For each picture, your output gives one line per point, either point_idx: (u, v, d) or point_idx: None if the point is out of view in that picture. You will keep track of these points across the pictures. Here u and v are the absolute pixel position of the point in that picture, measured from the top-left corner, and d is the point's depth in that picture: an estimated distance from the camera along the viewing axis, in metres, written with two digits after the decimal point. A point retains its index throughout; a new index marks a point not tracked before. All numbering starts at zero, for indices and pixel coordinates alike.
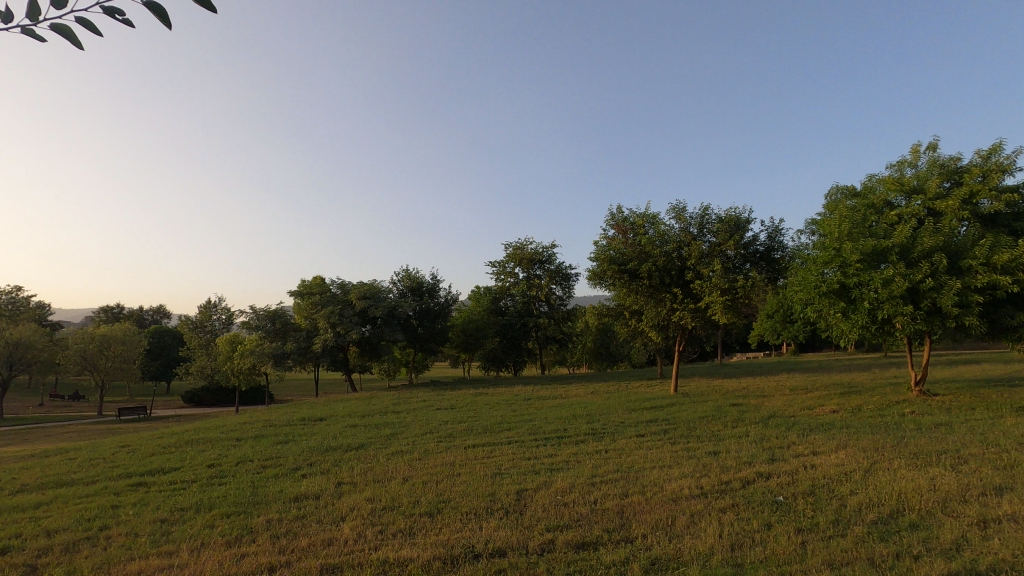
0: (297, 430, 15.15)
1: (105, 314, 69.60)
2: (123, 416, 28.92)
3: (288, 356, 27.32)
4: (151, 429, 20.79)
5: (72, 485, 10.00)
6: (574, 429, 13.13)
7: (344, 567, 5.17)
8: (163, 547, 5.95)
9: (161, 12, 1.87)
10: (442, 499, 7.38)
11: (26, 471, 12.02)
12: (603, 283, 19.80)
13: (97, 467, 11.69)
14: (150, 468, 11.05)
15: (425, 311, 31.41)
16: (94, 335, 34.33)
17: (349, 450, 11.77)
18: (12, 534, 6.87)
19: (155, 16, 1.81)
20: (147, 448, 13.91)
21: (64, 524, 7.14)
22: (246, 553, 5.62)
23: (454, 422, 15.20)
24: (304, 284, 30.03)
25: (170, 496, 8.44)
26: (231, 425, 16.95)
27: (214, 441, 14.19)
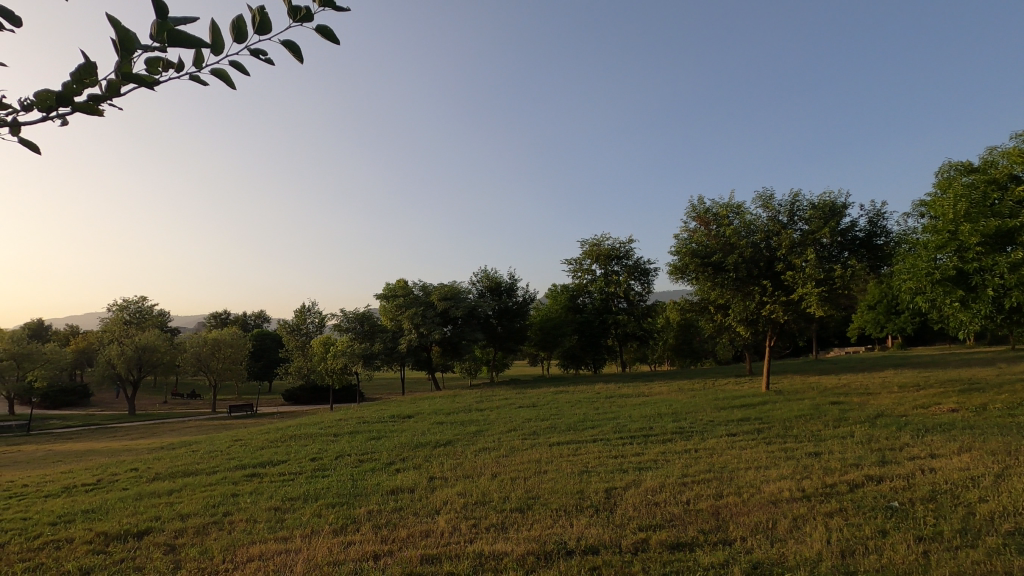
0: (389, 427, 15.91)
1: (215, 319, 76.40)
2: (234, 412, 31.61)
3: (376, 356, 28.72)
4: (258, 425, 22.59)
5: (197, 475, 11.12)
6: (660, 427, 12.82)
7: (443, 558, 5.39)
8: (279, 532, 6.48)
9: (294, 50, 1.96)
10: (532, 495, 7.49)
11: (159, 461, 13.51)
12: (685, 277, 19.20)
13: (216, 459, 12.92)
14: (262, 461, 12.04)
15: (504, 310, 31.99)
16: (207, 339, 37.77)
17: (438, 446, 12.20)
18: (153, 516, 7.75)
19: (288, 53, 1.91)
20: (257, 442, 15.17)
21: (194, 509, 7.96)
22: (353, 541, 6.00)
23: (536, 420, 15.35)
24: (389, 287, 31.35)
25: (281, 487, 9.16)
26: (328, 422, 18.08)
27: (314, 436, 15.19)
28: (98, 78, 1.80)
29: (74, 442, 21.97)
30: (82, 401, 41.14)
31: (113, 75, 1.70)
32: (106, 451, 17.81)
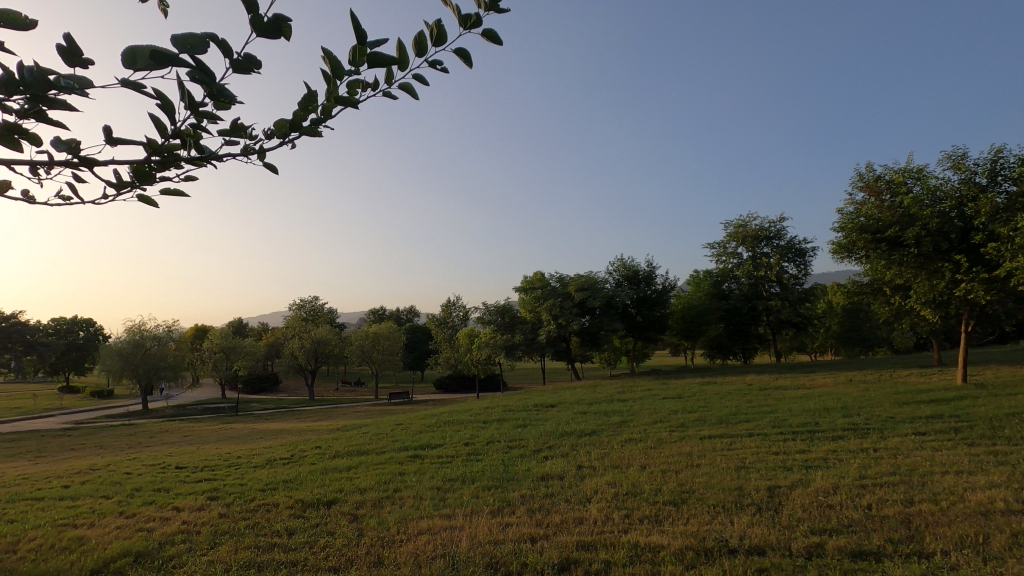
0: (534, 416, 16.37)
1: (374, 315, 84.61)
2: (394, 399, 34.84)
3: (517, 347, 29.72)
4: (414, 411, 24.59)
5: (369, 454, 12.45)
6: (828, 423, 11.58)
7: (598, 546, 5.44)
8: (443, 510, 7.02)
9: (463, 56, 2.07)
10: (685, 489, 7.22)
11: (337, 440, 15.36)
12: (853, 256, 17.15)
13: (383, 440, 14.35)
14: (422, 444, 13.12)
15: (643, 299, 31.12)
16: (368, 333, 41.85)
17: (583, 435, 12.30)
18: (338, 488, 8.85)
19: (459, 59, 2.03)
20: (416, 426, 16.53)
21: (369, 484, 8.95)
22: (509, 523, 6.29)
23: (684, 412, 14.76)
24: (526, 280, 32.04)
25: (441, 468, 9.94)
26: (477, 410, 19.10)
27: (465, 423, 16.17)
28: (316, 105, 2.06)
29: (271, 422, 25.84)
30: (273, 387, 48.07)
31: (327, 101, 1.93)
32: (295, 430, 20.67)
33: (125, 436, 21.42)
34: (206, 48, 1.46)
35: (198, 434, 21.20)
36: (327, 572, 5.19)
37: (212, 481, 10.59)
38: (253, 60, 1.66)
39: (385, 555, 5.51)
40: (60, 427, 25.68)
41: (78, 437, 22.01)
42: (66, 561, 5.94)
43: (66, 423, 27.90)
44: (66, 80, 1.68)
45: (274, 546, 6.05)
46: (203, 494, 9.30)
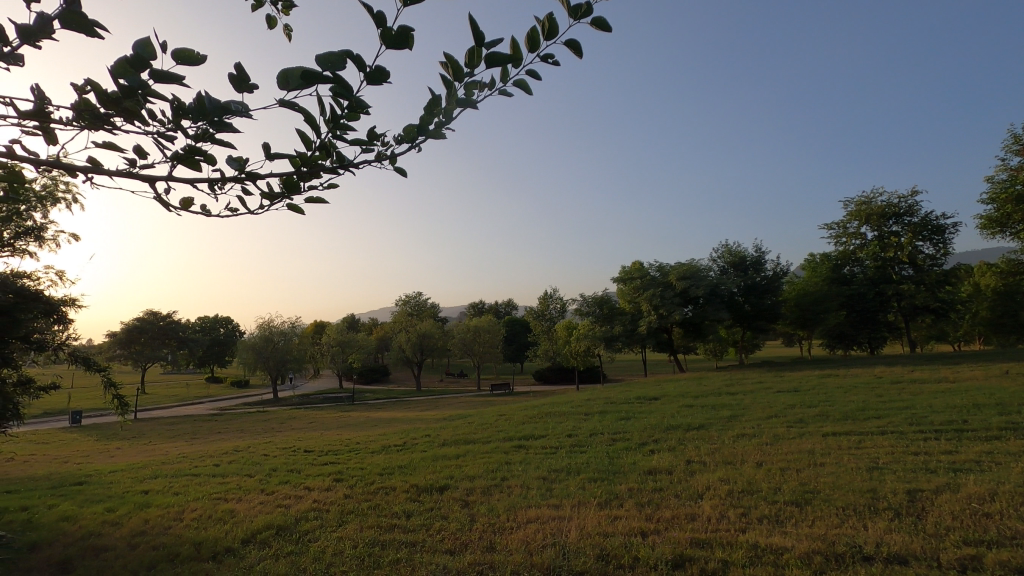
0: (637, 408, 16.04)
1: (474, 309, 87.15)
2: (495, 390, 35.75)
3: (616, 338, 29.32)
4: (516, 402, 25.05)
5: (475, 443, 12.88)
6: (978, 421, 10.23)
7: (714, 544, 5.24)
8: (550, 500, 7.11)
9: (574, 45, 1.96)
10: (809, 488, 6.73)
11: (445, 429, 16.06)
12: (1007, 231, 14.97)
13: (488, 430, 14.77)
14: (525, 434, 13.33)
15: (752, 287, 29.32)
16: (469, 326, 43.13)
17: (690, 429, 11.86)
18: (449, 475, 9.25)
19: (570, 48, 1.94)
20: (518, 417, 16.82)
21: (477, 472, 9.27)
22: (618, 515, 6.23)
23: (802, 406, 13.74)
24: (624, 270, 31.42)
25: (545, 458, 10.05)
26: (578, 401, 19.06)
27: (566, 414, 16.21)
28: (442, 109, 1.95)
29: (384, 411, 27.55)
30: (384, 378, 51.22)
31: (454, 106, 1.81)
32: (406, 418, 21.86)
33: (260, 421, 23.91)
34: (346, 63, 1.40)
35: (321, 421, 23.17)
36: (443, 554, 5.45)
37: (336, 464, 11.52)
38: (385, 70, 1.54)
39: (497, 542, 5.67)
40: (209, 413, 29.17)
41: (223, 421, 24.90)
42: (223, 530, 6.76)
43: (212, 409, 31.64)
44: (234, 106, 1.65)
45: (394, 526, 6.48)
46: (329, 476, 10.15)
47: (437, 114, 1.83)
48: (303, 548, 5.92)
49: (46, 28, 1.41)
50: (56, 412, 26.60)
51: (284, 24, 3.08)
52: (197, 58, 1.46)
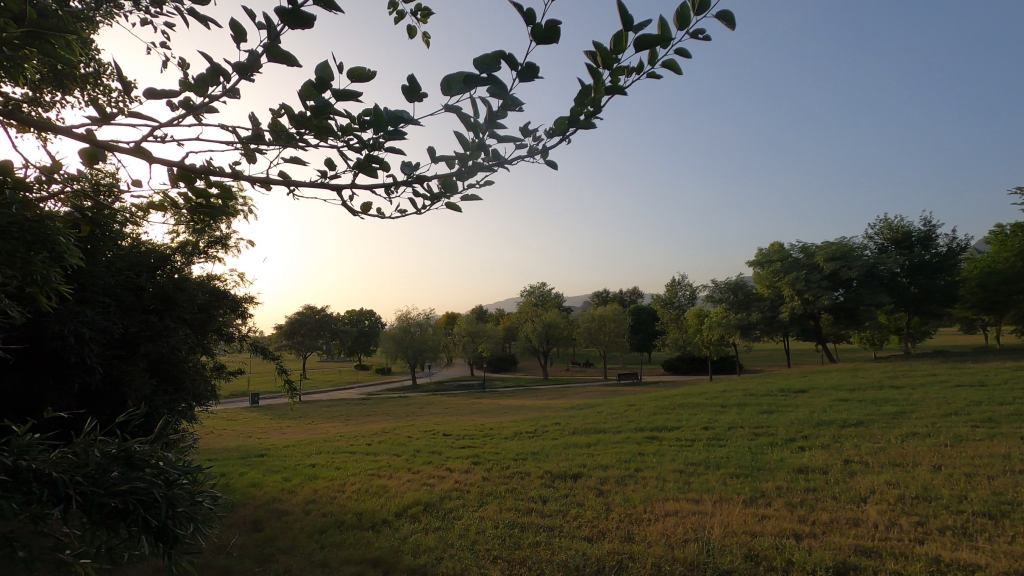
0: (782, 401, 14.86)
1: (599, 298, 86.35)
2: (623, 380, 35.22)
3: (754, 326, 27.38)
4: (645, 393, 24.45)
5: (606, 432, 12.81)
6: None
7: (883, 554, 4.71)
8: (689, 494, 6.86)
9: (726, 18, 1.77)
10: (1006, 500, 5.75)
11: (575, 418, 16.15)
12: None
13: (618, 420, 14.60)
14: (657, 425, 12.96)
15: (920, 266, 25.65)
16: (595, 315, 42.82)
17: (847, 426, 10.71)
18: (581, 463, 9.30)
19: (721, 22, 1.76)
20: (649, 408, 16.41)
21: (610, 461, 9.21)
22: (767, 515, 5.84)
23: (991, 404, 11.74)
24: (762, 253, 29.17)
25: (681, 451, 9.70)
26: (713, 392, 18.09)
27: (701, 406, 15.48)
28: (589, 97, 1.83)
29: (513, 398, 28.42)
30: (512, 366, 52.82)
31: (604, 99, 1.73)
32: (535, 407, 22.35)
33: (403, 406, 25.89)
34: (498, 64, 1.42)
35: (456, 407, 24.54)
36: (582, 541, 5.51)
37: (472, 448, 12.12)
38: (534, 68, 1.52)
39: (635, 532, 5.61)
40: (359, 398, 32.24)
41: (372, 405, 27.38)
42: (378, 504, 7.45)
43: (362, 393, 34.90)
44: (398, 119, 1.71)
45: (532, 510, 6.67)
46: (467, 459, 10.72)
47: (586, 108, 1.72)
48: (449, 525, 6.33)
49: (256, 65, 1.60)
50: (240, 394, 31.06)
51: (426, 33, 3.26)
52: (370, 74, 1.57)
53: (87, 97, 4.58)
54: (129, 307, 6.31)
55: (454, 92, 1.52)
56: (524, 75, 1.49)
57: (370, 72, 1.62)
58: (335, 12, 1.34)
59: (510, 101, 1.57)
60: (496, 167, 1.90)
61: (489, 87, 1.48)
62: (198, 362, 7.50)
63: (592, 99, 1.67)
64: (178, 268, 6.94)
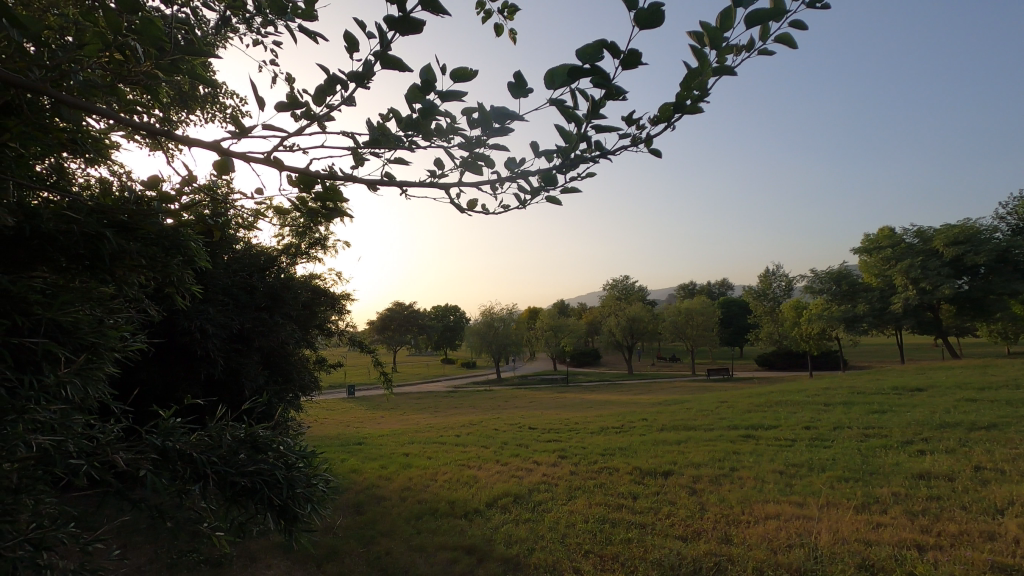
0: (896, 400, 13.58)
1: (685, 291, 83.43)
2: (712, 375, 33.81)
3: (861, 319, 25.26)
4: (737, 389, 23.33)
5: (696, 429, 12.37)
6: None
7: None
8: (792, 496, 6.46)
9: None
10: None
11: (662, 414, 15.72)
12: None
13: (710, 417, 14.04)
14: (753, 423, 12.33)
15: None
16: (681, 309, 41.35)
17: (977, 429, 9.61)
18: (671, 460, 9.05)
19: None
20: (744, 405, 15.62)
21: (703, 460, 8.88)
22: (882, 523, 5.39)
23: None
24: (869, 239, 26.71)
25: (780, 451, 9.17)
26: (815, 390, 16.91)
27: (802, 404, 14.52)
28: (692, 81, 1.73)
29: (598, 393, 28.11)
30: (596, 361, 52.31)
31: (709, 82, 1.63)
32: (621, 402, 21.97)
33: (488, 399, 26.43)
34: (602, 53, 1.40)
35: (541, 400, 24.68)
36: (676, 540, 5.37)
37: (558, 442, 12.15)
38: (636, 51, 1.47)
39: (733, 534, 5.38)
40: (446, 390, 33.31)
41: (459, 398, 28.26)
42: (470, 493, 7.66)
43: (449, 386, 36.05)
44: (500, 117, 1.71)
45: (622, 506, 6.60)
46: (554, 453, 10.76)
47: (691, 91, 1.65)
48: (539, 517, 6.40)
49: (366, 74, 1.67)
50: (338, 386, 33.09)
51: (513, 30, 3.28)
52: (472, 74, 1.61)
53: (207, 115, 5.05)
54: (244, 304, 6.90)
55: (556, 85, 1.52)
56: (627, 62, 1.45)
57: (473, 73, 1.65)
58: (444, 16, 1.39)
59: (611, 90, 1.54)
60: (599, 158, 1.86)
61: (593, 77, 1.47)
62: (303, 355, 8.08)
63: (699, 81, 1.60)
64: (284, 269, 7.48)
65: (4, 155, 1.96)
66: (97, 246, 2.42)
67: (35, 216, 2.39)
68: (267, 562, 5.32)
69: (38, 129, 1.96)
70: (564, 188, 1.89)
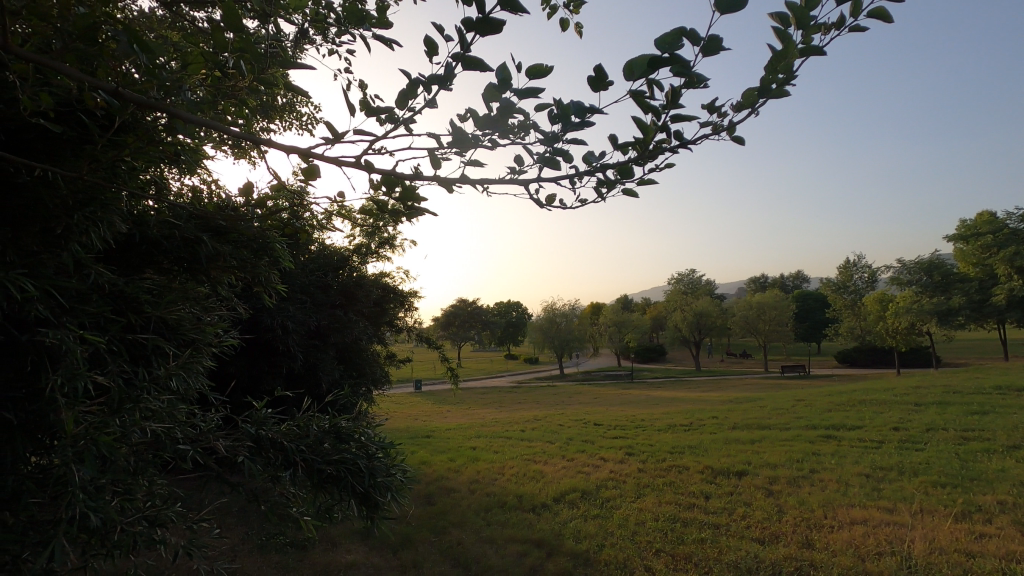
0: (1000, 401, 12.39)
1: (756, 284, 79.83)
2: (787, 372, 32.16)
3: (957, 312, 23.19)
4: (814, 386, 22.08)
5: (771, 428, 11.82)
6: None
7: None
8: (881, 502, 6.05)
9: None
10: None
11: (733, 412, 15.13)
12: None
13: (785, 415, 13.38)
14: (833, 423, 11.65)
15: None
16: (752, 303, 39.58)
17: None
18: (745, 460, 8.71)
19: None
20: (822, 404, 14.77)
21: (779, 460, 8.49)
22: (986, 533, 4.96)
23: None
24: (965, 224, 24.40)
25: (865, 453, 8.62)
26: (903, 389, 15.71)
27: (888, 403, 13.59)
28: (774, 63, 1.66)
29: (663, 390, 27.44)
30: (661, 357, 51.10)
31: (794, 64, 1.56)
32: (688, 399, 21.34)
33: (552, 395, 26.41)
34: (681, 41, 1.38)
35: (605, 397, 24.39)
36: (753, 542, 5.19)
37: (624, 439, 11.98)
38: (716, 37, 1.44)
39: (816, 539, 5.12)
40: (510, 386, 33.56)
41: (523, 393, 28.45)
42: (537, 488, 7.71)
43: (512, 382, 36.28)
44: (577, 111, 1.71)
45: (694, 506, 6.43)
46: (620, 450, 10.63)
47: (775, 75, 1.59)
48: (608, 514, 6.35)
49: (447, 77, 1.72)
50: (405, 380, 34.17)
51: (578, 23, 3.26)
52: (548, 70, 1.62)
53: (284, 123, 5.33)
54: (320, 302, 7.26)
55: (635, 77, 1.51)
56: (707, 49, 1.42)
57: (548, 69, 1.65)
58: (523, 15, 1.41)
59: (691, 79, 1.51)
60: (678, 149, 1.82)
61: (672, 67, 1.45)
62: (374, 351, 8.40)
63: (784, 64, 1.54)
64: (356, 268, 7.79)
65: (120, 169, 2.15)
66: (195, 250, 2.64)
67: (143, 224, 2.63)
68: (347, 547, 5.59)
69: (152, 142, 2.16)
70: (640, 180, 1.87)
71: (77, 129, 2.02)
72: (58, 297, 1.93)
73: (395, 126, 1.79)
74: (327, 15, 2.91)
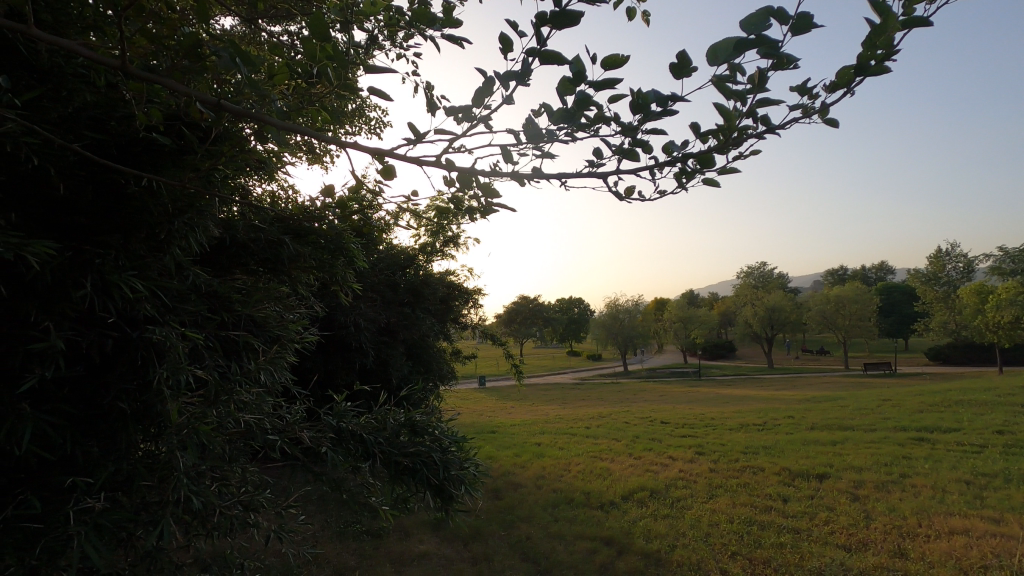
0: None
1: (833, 277, 75.14)
2: (870, 370, 30.07)
3: None
4: (903, 386, 20.50)
5: (855, 430, 11.11)
6: None
7: None
8: (984, 511, 5.56)
9: None
10: None
11: (812, 412, 14.33)
12: None
13: (870, 416, 12.53)
14: (926, 425, 10.78)
15: None
16: (830, 296, 37.31)
17: None
18: (826, 462, 8.23)
19: None
20: (913, 404, 13.72)
21: (864, 464, 7.96)
22: None
23: None
24: None
25: (964, 458, 7.93)
26: (1009, 389, 14.29)
27: (991, 405, 12.39)
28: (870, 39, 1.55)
29: (733, 389, 26.38)
30: (730, 354, 49.18)
31: (892, 37, 1.45)
32: (761, 398, 20.40)
33: (616, 392, 26.03)
34: (768, 22, 1.32)
35: (671, 394, 23.75)
36: (837, 548, 4.91)
37: (694, 438, 11.64)
38: (805, 16, 1.36)
39: (909, 548, 4.77)
40: (573, 383, 33.28)
41: (586, 390, 28.20)
42: (604, 485, 7.64)
43: (575, 379, 36.01)
44: (654, 99, 1.67)
45: (771, 508, 6.15)
46: (690, 449, 10.33)
47: (871, 50, 1.48)
48: (678, 514, 6.20)
49: (522, 73, 1.72)
50: (469, 377, 34.74)
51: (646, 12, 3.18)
52: (625, 60, 1.59)
53: (355, 127, 5.54)
54: (390, 300, 7.51)
55: (718, 62, 1.45)
56: (796, 28, 1.35)
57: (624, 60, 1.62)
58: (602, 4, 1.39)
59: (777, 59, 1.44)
60: (764, 134, 1.73)
61: (759, 49, 1.39)
62: (441, 347, 8.59)
63: (882, 39, 1.44)
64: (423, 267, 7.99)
65: (213, 177, 2.31)
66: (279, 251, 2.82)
67: (232, 229, 2.82)
68: (419, 537, 5.76)
69: (242, 151, 2.31)
70: (724, 169, 1.80)
71: (179, 141, 2.19)
72: (161, 297, 2.11)
73: (473, 124, 1.81)
74: (397, 20, 2.99)
